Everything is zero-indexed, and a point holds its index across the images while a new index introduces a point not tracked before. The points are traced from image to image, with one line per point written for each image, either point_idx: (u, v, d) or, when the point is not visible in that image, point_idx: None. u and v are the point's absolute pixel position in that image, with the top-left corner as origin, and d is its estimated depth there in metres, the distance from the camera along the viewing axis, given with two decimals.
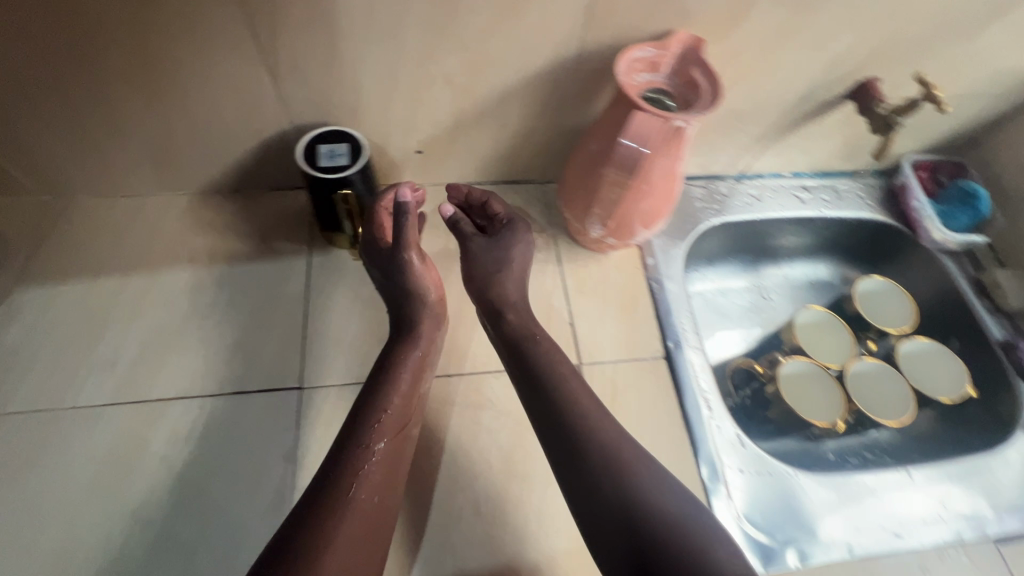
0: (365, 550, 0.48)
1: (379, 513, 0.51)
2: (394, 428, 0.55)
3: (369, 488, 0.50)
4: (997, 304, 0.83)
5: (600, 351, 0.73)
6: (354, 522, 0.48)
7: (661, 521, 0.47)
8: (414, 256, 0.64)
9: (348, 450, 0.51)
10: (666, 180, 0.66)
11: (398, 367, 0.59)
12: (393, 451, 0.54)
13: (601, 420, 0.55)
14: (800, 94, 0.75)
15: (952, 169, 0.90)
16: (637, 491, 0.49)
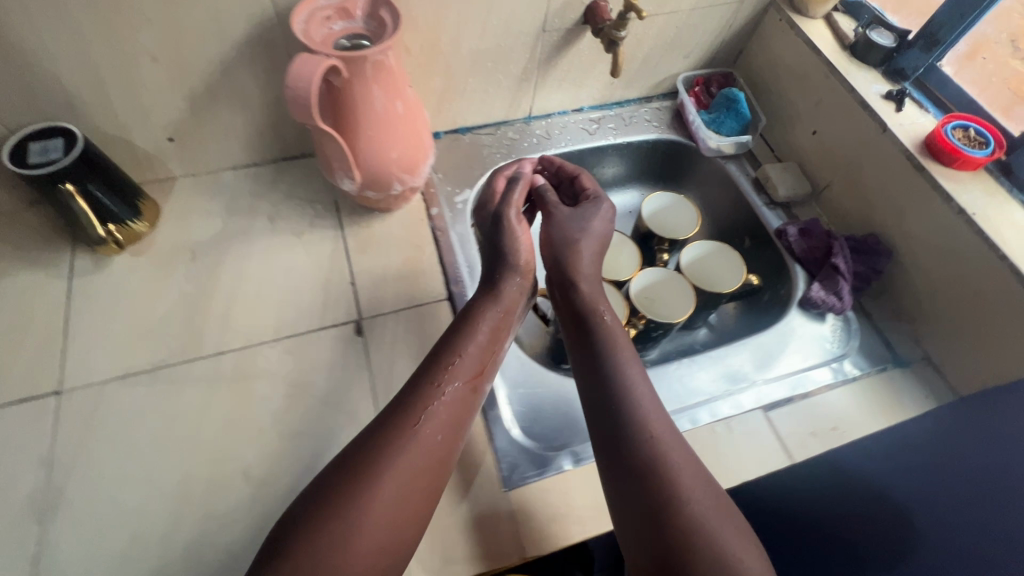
0: (419, 502, 0.52)
1: (429, 478, 0.53)
2: (473, 372, 0.60)
3: (435, 429, 0.55)
4: (771, 196, 0.88)
5: (381, 302, 0.73)
6: (397, 484, 0.51)
7: (666, 474, 0.52)
8: (511, 215, 0.70)
9: (416, 405, 0.55)
10: (390, 120, 0.66)
11: (476, 319, 0.64)
12: (464, 399, 0.58)
13: (629, 369, 0.60)
14: (538, 26, 0.77)
15: (722, 79, 0.95)
16: (650, 440, 0.54)
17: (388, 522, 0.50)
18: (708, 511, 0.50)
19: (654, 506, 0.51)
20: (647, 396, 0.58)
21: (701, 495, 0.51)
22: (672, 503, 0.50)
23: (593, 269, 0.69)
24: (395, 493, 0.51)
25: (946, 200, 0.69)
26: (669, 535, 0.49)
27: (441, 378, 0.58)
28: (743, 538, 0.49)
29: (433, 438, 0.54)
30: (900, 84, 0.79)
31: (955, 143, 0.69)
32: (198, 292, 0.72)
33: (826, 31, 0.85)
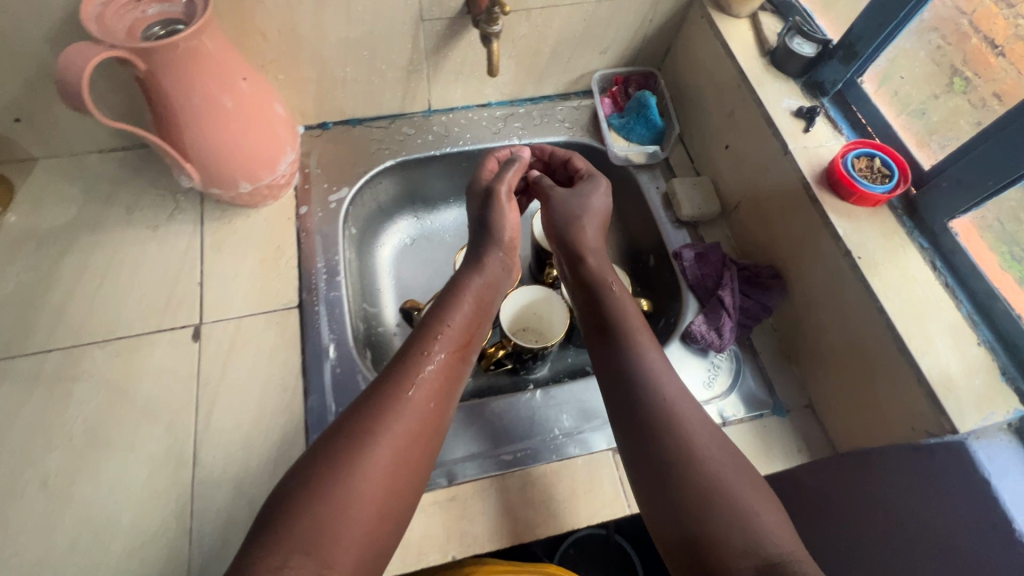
0: (414, 466, 0.51)
1: (422, 443, 0.52)
2: (459, 342, 0.59)
3: (424, 394, 0.53)
4: (676, 213, 0.80)
5: (226, 307, 0.70)
6: (394, 442, 0.50)
7: (694, 440, 0.51)
8: (501, 191, 0.69)
9: (404, 368, 0.54)
10: (217, 117, 0.61)
11: (460, 291, 0.62)
12: (452, 367, 0.57)
13: (643, 339, 0.58)
14: (413, 15, 0.70)
15: (641, 80, 0.88)
16: (671, 405, 0.53)
17: (383, 482, 0.48)
18: (732, 474, 0.49)
19: (681, 467, 0.49)
20: (663, 371, 0.56)
21: (727, 463, 0.50)
22: (688, 466, 0.49)
23: (597, 245, 0.68)
24: (388, 454, 0.49)
25: (835, 240, 0.61)
26: (687, 501, 0.48)
27: (428, 346, 0.56)
28: (767, 507, 0.48)
29: (421, 402, 0.53)
30: (816, 99, 0.70)
31: (852, 175, 0.61)
32: (34, 283, 0.69)
33: (749, 34, 0.76)
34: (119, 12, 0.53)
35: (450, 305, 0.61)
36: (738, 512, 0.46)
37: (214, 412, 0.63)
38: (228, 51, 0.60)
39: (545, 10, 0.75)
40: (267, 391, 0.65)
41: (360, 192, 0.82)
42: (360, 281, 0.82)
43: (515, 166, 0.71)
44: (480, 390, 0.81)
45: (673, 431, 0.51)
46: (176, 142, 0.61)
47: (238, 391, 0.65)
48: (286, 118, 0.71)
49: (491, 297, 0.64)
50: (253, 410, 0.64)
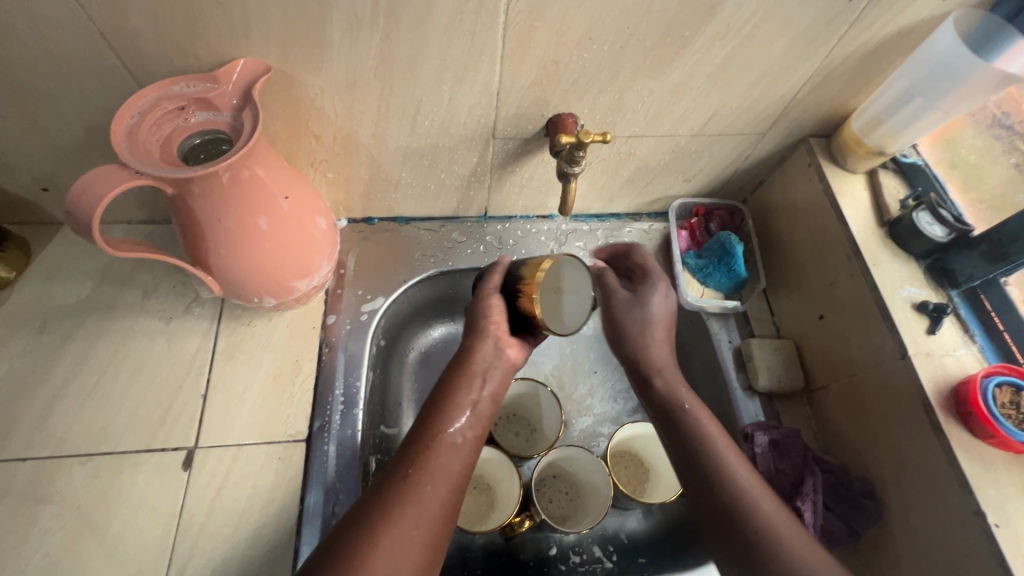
0: (436, 547, 0.46)
1: (427, 533, 0.46)
2: (482, 419, 0.55)
3: (442, 479, 0.49)
4: (751, 381, 0.69)
5: (226, 431, 0.61)
6: (401, 536, 0.45)
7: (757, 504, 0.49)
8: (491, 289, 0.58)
9: (413, 454, 0.50)
10: (246, 238, 0.53)
11: (464, 374, 0.55)
12: (467, 456, 0.52)
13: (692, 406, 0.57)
14: (486, 132, 0.62)
15: (726, 216, 0.78)
16: (724, 471, 0.51)
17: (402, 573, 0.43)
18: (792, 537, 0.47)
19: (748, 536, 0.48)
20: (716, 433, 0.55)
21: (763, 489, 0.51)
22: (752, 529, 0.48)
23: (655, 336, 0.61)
24: (398, 546, 0.44)
25: (965, 492, 0.50)
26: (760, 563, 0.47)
27: (443, 429, 0.52)
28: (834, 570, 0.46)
29: (438, 490, 0.48)
30: (943, 291, 0.61)
31: (990, 411, 0.50)
32: (24, 372, 0.62)
33: (865, 195, 0.66)
34: (158, 122, 0.47)
35: (456, 379, 0.55)
36: (793, 565, 0.46)
37: (190, 565, 0.55)
38: (271, 171, 0.53)
39: (632, 139, 0.65)
40: (254, 547, 0.56)
41: (396, 302, 0.73)
42: (383, 402, 0.72)
43: (497, 272, 0.59)
44: (493, 545, 0.70)
45: (732, 494, 0.50)
46: (199, 256, 0.54)
47: (219, 542, 0.56)
48: (330, 228, 0.63)
49: (496, 377, 0.56)
50: (234, 568, 0.55)
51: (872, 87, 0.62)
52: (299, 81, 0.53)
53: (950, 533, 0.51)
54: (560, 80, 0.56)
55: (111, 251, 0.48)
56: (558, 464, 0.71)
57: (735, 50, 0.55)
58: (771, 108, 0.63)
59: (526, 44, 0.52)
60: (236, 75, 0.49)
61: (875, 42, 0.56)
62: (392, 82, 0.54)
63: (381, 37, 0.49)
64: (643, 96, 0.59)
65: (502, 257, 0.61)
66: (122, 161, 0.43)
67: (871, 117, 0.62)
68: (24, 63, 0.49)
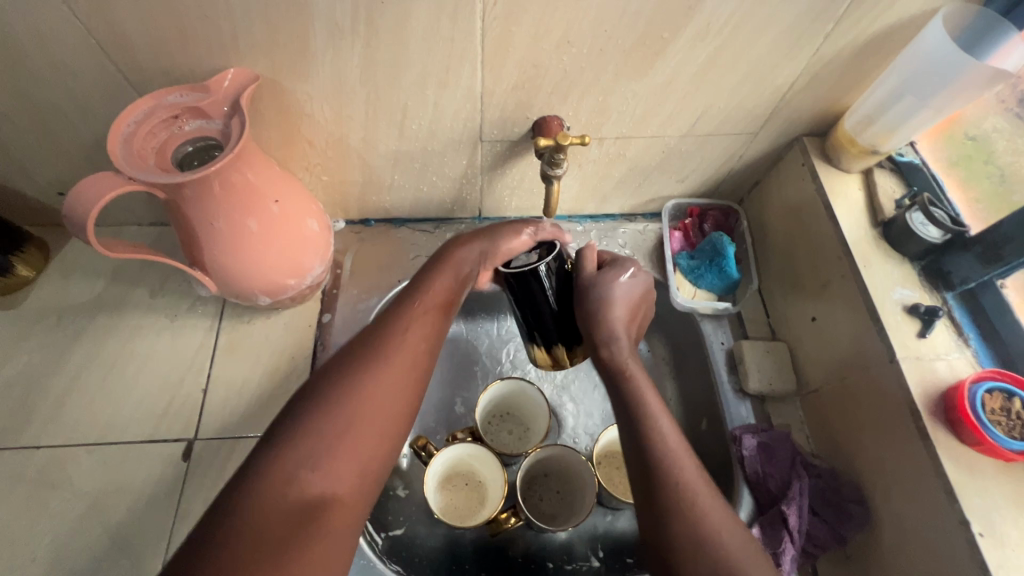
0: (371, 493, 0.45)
1: (376, 433, 0.46)
2: (442, 304, 0.54)
3: (391, 373, 0.48)
4: (742, 383, 0.68)
5: (224, 424, 0.64)
6: (343, 436, 0.44)
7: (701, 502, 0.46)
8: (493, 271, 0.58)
9: (373, 342, 0.50)
10: (237, 239, 0.55)
11: (438, 266, 0.56)
12: (422, 354, 0.51)
13: (655, 407, 0.51)
14: (473, 135, 0.63)
15: (720, 217, 0.77)
16: (672, 474, 0.47)
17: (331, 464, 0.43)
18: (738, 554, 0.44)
19: (670, 517, 0.45)
20: (669, 426, 0.50)
21: (716, 509, 0.46)
22: (682, 521, 0.45)
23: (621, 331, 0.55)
24: (335, 429, 0.44)
25: (950, 500, 0.49)
26: None
27: (399, 325, 0.51)
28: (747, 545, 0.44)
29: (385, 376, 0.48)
30: (938, 294, 0.59)
31: (977, 416, 0.49)
32: (39, 366, 0.66)
33: (860, 195, 0.65)
34: (153, 130, 0.50)
35: (432, 271, 0.56)
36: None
37: None
38: (262, 175, 0.55)
39: (620, 141, 0.66)
40: None
41: (390, 301, 0.75)
42: None
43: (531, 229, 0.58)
44: (483, 541, 0.71)
45: (674, 500, 0.46)
46: (195, 257, 0.57)
47: None
48: (323, 230, 0.65)
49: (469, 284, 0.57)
50: None
51: (865, 85, 0.61)
52: (287, 88, 0.55)
53: (938, 542, 0.49)
54: (542, 83, 0.57)
55: (107, 253, 0.51)
56: (547, 463, 0.72)
57: (717, 51, 0.55)
58: (761, 107, 0.62)
59: (505, 49, 0.53)
60: (227, 85, 0.51)
61: (864, 39, 0.55)
62: (377, 88, 0.56)
63: (363, 44, 0.51)
64: (626, 98, 0.59)
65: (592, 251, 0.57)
66: (116, 168, 0.46)
67: (864, 115, 0.61)
68: (35, 75, 0.52)
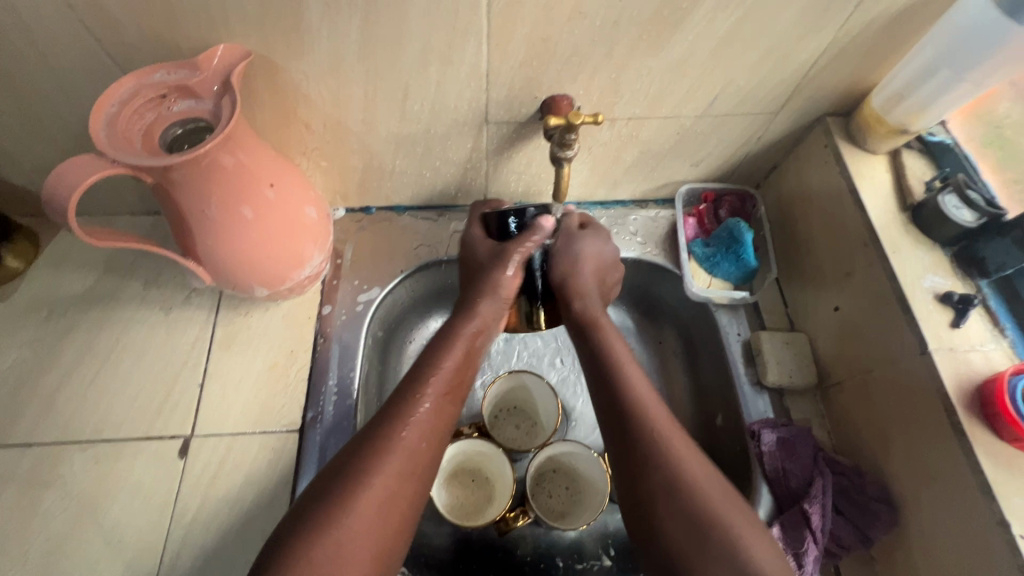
0: (406, 513, 0.46)
1: (407, 490, 0.46)
2: (459, 359, 0.54)
3: (418, 433, 0.48)
4: (760, 376, 0.65)
5: (222, 421, 0.62)
6: (377, 493, 0.44)
7: (682, 459, 0.46)
8: (515, 258, 0.57)
9: (392, 409, 0.49)
10: (231, 228, 0.53)
11: (448, 338, 0.55)
12: (444, 411, 0.51)
13: (625, 361, 0.53)
14: (478, 116, 0.60)
15: (737, 202, 0.74)
16: (645, 426, 0.48)
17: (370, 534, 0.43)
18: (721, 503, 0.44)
19: (647, 469, 0.46)
20: (639, 379, 0.52)
21: (693, 459, 0.47)
22: (658, 471, 0.46)
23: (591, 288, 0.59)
24: (370, 504, 0.44)
25: (988, 500, 0.46)
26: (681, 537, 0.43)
27: (419, 387, 0.51)
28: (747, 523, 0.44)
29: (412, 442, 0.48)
30: (971, 281, 0.56)
31: (1018, 411, 0.46)
32: (30, 361, 0.63)
33: (886, 178, 0.61)
34: (138, 111, 0.47)
35: (442, 342, 0.55)
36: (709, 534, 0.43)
37: (183, 553, 0.55)
38: (255, 159, 0.52)
39: (633, 122, 0.62)
40: (245, 536, 0.56)
41: (393, 292, 0.72)
42: (380, 395, 0.71)
43: (533, 240, 0.58)
44: (490, 539, 0.68)
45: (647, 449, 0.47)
46: (188, 247, 0.54)
47: (212, 530, 0.56)
48: (322, 218, 0.62)
49: (484, 344, 0.57)
50: (226, 555, 0.55)
51: (895, 60, 0.57)
52: (282, 67, 0.52)
53: (973, 544, 0.47)
54: (552, 60, 0.54)
55: (93, 241, 0.48)
56: (557, 459, 0.69)
57: (740, 23, 0.51)
58: (783, 85, 0.59)
59: (513, 23, 0.50)
60: (216, 61, 0.48)
61: (897, 9, 0.51)
62: (377, 66, 0.53)
63: (361, 18, 0.48)
64: (641, 75, 0.56)
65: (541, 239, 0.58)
66: (99, 150, 0.43)
67: (893, 92, 0.57)
68: (13, 54, 0.49)
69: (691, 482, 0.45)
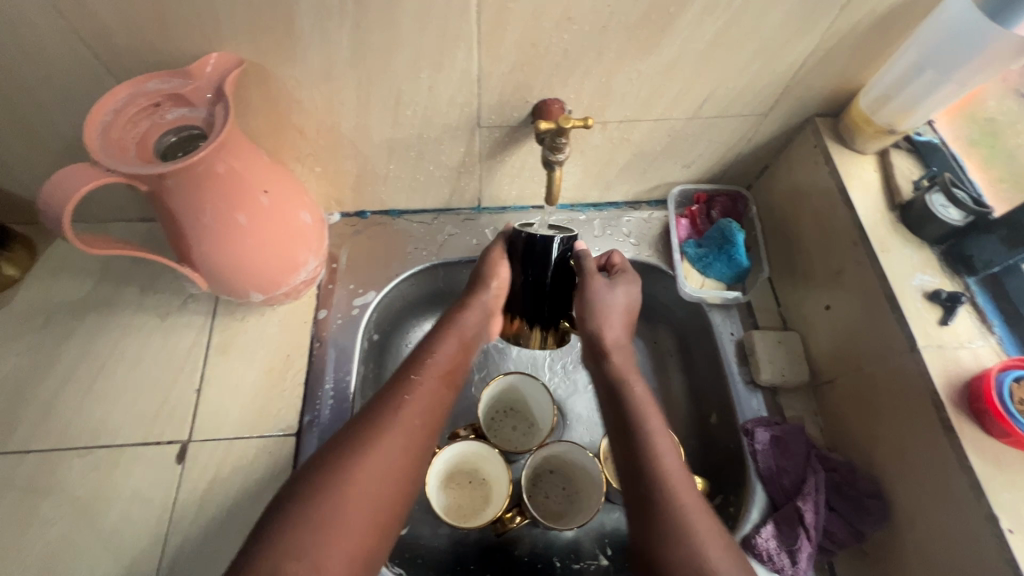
0: (394, 504, 0.45)
1: (396, 481, 0.46)
2: (452, 349, 0.57)
3: (414, 414, 0.50)
4: (753, 375, 0.66)
5: (219, 425, 0.62)
6: (368, 480, 0.45)
7: (705, 545, 0.44)
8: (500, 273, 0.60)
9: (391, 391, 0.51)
10: (225, 234, 0.53)
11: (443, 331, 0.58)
12: (439, 396, 0.53)
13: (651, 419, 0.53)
14: (470, 120, 0.60)
15: (729, 203, 0.75)
16: (662, 485, 0.48)
17: (351, 531, 0.42)
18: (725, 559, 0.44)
19: (658, 532, 0.45)
20: (662, 435, 0.52)
21: (701, 513, 0.46)
22: (670, 533, 0.45)
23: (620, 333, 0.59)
24: (358, 490, 0.44)
25: (977, 495, 0.46)
26: None
27: (414, 372, 0.53)
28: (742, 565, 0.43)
29: (409, 422, 0.49)
30: (959, 279, 0.57)
31: (1006, 408, 0.46)
32: (27, 368, 0.64)
33: (875, 177, 0.62)
34: (132, 120, 0.48)
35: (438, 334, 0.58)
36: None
37: (182, 557, 0.56)
38: (249, 165, 0.52)
39: (624, 124, 0.63)
40: (243, 540, 0.57)
41: (389, 296, 0.73)
42: (377, 398, 0.72)
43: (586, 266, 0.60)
44: (487, 540, 0.69)
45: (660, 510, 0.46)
46: (184, 253, 0.55)
47: (211, 534, 0.57)
48: (317, 223, 0.62)
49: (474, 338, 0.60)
50: (224, 559, 0.56)
51: (881, 62, 0.58)
52: (275, 74, 0.52)
53: (963, 540, 0.47)
54: (542, 64, 0.54)
55: (87, 249, 0.48)
56: (554, 459, 0.69)
57: (727, 26, 0.52)
58: (772, 87, 0.60)
59: (503, 28, 0.50)
60: (210, 69, 0.49)
61: (882, 11, 0.52)
62: (369, 72, 0.53)
63: (353, 25, 0.48)
64: (630, 78, 0.57)
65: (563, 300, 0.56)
66: (93, 159, 0.43)
67: (881, 93, 0.58)
68: (8, 64, 0.49)
69: (700, 542, 0.44)
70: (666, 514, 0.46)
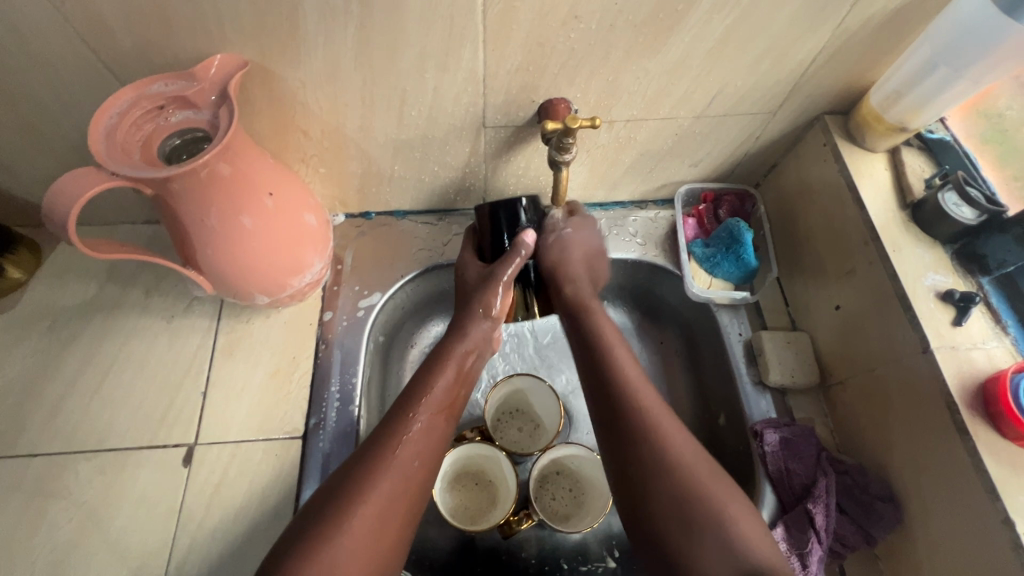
0: (399, 531, 0.46)
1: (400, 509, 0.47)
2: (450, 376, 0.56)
3: (412, 451, 0.49)
4: (762, 376, 0.65)
5: (225, 428, 0.62)
6: (370, 512, 0.45)
7: (693, 473, 0.47)
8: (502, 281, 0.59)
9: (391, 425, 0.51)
10: (230, 237, 0.53)
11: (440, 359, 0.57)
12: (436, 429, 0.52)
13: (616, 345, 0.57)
14: (476, 121, 0.60)
15: (736, 201, 0.74)
16: (631, 401, 0.52)
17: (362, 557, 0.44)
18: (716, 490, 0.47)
19: (636, 436, 0.50)
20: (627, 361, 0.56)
21: (679, 435, 0.50)
22: (649, 441, 0.49)
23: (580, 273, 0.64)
24: (365, 524, 0.44)
25: (992, 498, 0.46)
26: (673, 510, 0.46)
27: (411, 407, 0.52)
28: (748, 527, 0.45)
29: (409, 459, 0.49)
30: (972, 278, 0.56)
31: (1023, 410, 0.45)
32: (34, 371, 0.64)
33: (886, 176, 0.61)
34: (137, 122, 0.47)
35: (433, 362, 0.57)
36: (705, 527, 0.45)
37: (189, 560, 0.56)
38: (254, 168, 0.52)
39: (631, 124, 0.62)
40: (250, 543, 0.57)
41: (394, 297, 0.72)
42: (382, 401, 0.71)
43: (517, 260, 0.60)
44: (494, 543, 0.68)
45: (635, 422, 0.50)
46: (189, 256, 0.55)
47: (218, 537, 0.57)
48: (322, 225, 0.62)
49: (474, 364, 0.59)
50: (232, 563, 0.56)
51: (891, 59, 0.57)
52: (279, 75, 0.52)
53: (978, 544, 0.47)
54: (548, 63, 0.54)
55: (93, 254, 0.48)
56: (560, 461, 0.69)
57: (736, 23, 0.51)
58: (781, 85, 0.59)
59: (509, 28, 0.49)
60: (214, 71, 0.48)
61: (894, 7, 0.51)
62: (373, 72, 0.53)
63: (357, 25, 0.48)
64: (638, 77, 0.56)
65: (528, 238, 0.60)
66: (98, 163, 0.43)
67: (891, 90, 0.57)
68: (12, 68, 0.49)
69: (679, 454, 0.48)
70: (645, 429, 0.50)
